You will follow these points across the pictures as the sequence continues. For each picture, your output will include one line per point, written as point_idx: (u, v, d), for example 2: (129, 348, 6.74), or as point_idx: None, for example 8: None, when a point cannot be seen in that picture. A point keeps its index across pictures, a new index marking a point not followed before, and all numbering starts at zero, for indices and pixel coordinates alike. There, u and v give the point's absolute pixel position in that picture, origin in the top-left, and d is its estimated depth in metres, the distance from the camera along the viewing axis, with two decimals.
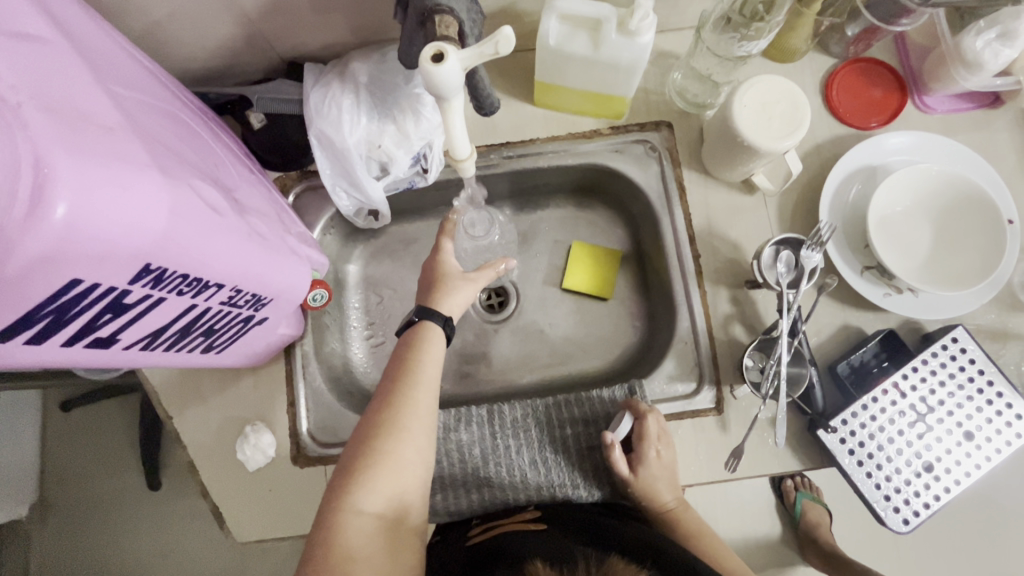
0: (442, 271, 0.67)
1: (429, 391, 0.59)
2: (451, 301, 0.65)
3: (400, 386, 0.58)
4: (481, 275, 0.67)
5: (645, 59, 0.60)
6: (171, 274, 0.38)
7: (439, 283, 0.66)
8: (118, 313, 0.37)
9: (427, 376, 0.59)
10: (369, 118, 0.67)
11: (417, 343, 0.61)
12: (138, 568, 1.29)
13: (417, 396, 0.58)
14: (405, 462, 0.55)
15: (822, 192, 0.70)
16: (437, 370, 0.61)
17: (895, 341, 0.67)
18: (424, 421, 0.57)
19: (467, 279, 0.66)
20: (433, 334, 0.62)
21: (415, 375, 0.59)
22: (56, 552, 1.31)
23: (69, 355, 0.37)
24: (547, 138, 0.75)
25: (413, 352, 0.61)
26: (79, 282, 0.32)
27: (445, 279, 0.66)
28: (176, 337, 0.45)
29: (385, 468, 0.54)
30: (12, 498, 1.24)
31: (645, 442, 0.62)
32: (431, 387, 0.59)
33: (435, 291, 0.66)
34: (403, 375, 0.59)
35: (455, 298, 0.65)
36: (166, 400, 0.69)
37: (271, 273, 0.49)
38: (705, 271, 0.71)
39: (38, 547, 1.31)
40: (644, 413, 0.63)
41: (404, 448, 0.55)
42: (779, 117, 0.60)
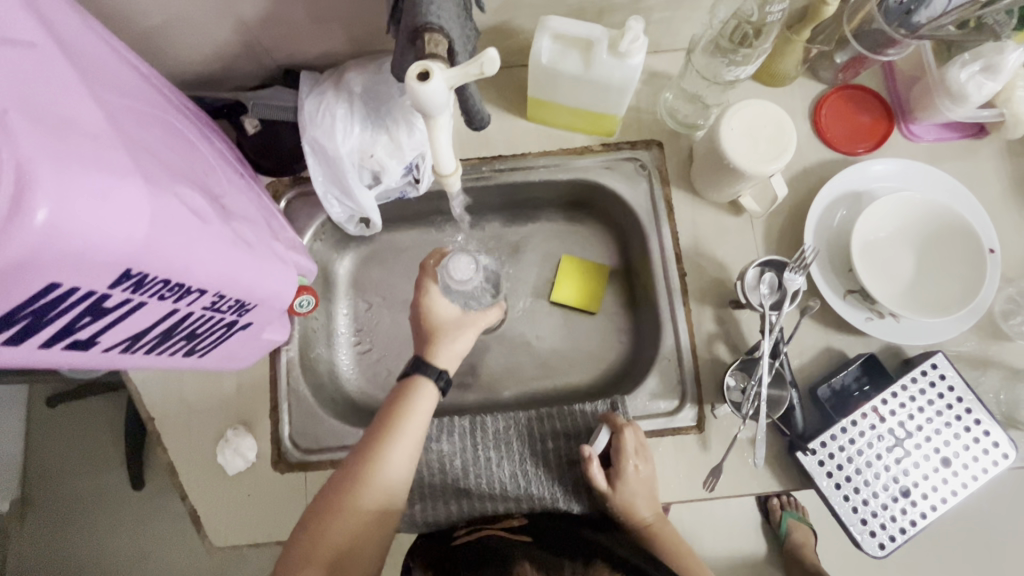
0: (434, 317, 0.67)
1: (413, 437, 0.59)
2: (449, 349, 0.66)
3: (389, 422, 0.59)
4: (479, 317, 0.70)
5: (635, 80, 0.61)
6: (151, 279, 0.38)
7: (433, 331, 0.66)
8: (97, 316, 0.37)
9: (414, 416, 0.60)
10: (363, 126, 0.68)
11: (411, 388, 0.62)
12: (116, 569, 1.28)
13: (401, 432, 0.58)
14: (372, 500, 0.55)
15: (808, 216, 0.71)
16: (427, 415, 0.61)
17: (876, 365, 0.67)
18: (404, 462, 0.58)
19: (463, 324, 0.68)
20: (426, 387, 0.62)
21: (401, 417, 0.59)
22: (35, 551, 1.30)
23: (47, 356, 0.37)
24: (539, 153, 0.76)
25: (405, 393, 0.61)
26: (58, 286, 0.33)
27: (439, 327, 0.67)
28: (157, 341, 0.45)
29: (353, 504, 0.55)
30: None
31: (622, 458, 0.62)
32: (417, 428, 0.59)
33: (430, 341, 0.66)
34: (393, 413, 0.59)
35: (450, 349, 0.66)
36: (150, 400, 0.68)
37: (255, 279, 0.49)
38: (691, 289, 0.72)
39: (17, 543, 1.30)
40: (621, 426, 0.64)
41: (374, 488, 0.56)
42: (766, 140, 0.61)
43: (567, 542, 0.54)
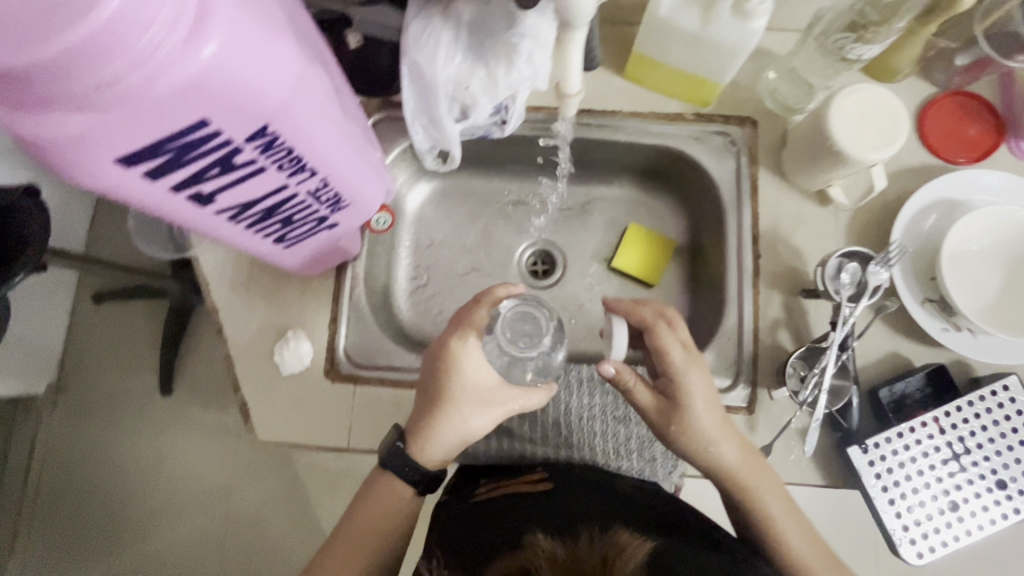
0: (454, 381, 0.54)
1: (443, 448, 0.56)
2: (455, 423, 0.55)
3: (427, 408, 0.55)
4: (504, 399, 0.56)
5: (752, 45, 0.60)
6: (279, 144, 0.39)
7: (443, 406, 0.54)
8: (225, 170, 0.38)
9: (452, 408, 0.55)
10: (464, 57, 0.67)
11: (441, 405, 0.55)
12: (135, 467, 1.31)
13: (436, 425, 0.55)
14: (381, 504, 0.58)
15: (898, 216, 0.69)
16: (467, 403, 0.55)
17: (944, 377, 0.65)
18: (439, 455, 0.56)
19: (485, 402, 0.55)
20: (398, 484, 0.58)
21: (442, 408, 0.55)
22: (61, 437, 1.33)
23: (171, 203, 0.39)
24: (630, 113, 0.75)
25: (444, 381, 0.54)
26: (206, 126, 0.34)
27: (453, 401, 0.54)
28: (260, 217, 0.46)
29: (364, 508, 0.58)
30: (30, 373, 1.26)
31: (672, 369, 0.56)
32: (458, 417, 0.55)
33: (437, 406, 0.55)
34: (435, 398, 0.55)
35: (456, 424, 0.55)
36: (218, 292, 0.71)
37: (357, 176, 0.50)
38: (762, 272, 0.71)
39: (46, 426, 1.33)
40: (656, 326, 0.57)
41: (382, 493, 0.58)
42: (876, 127, 0.59)
43: (594, 510, 0.55)
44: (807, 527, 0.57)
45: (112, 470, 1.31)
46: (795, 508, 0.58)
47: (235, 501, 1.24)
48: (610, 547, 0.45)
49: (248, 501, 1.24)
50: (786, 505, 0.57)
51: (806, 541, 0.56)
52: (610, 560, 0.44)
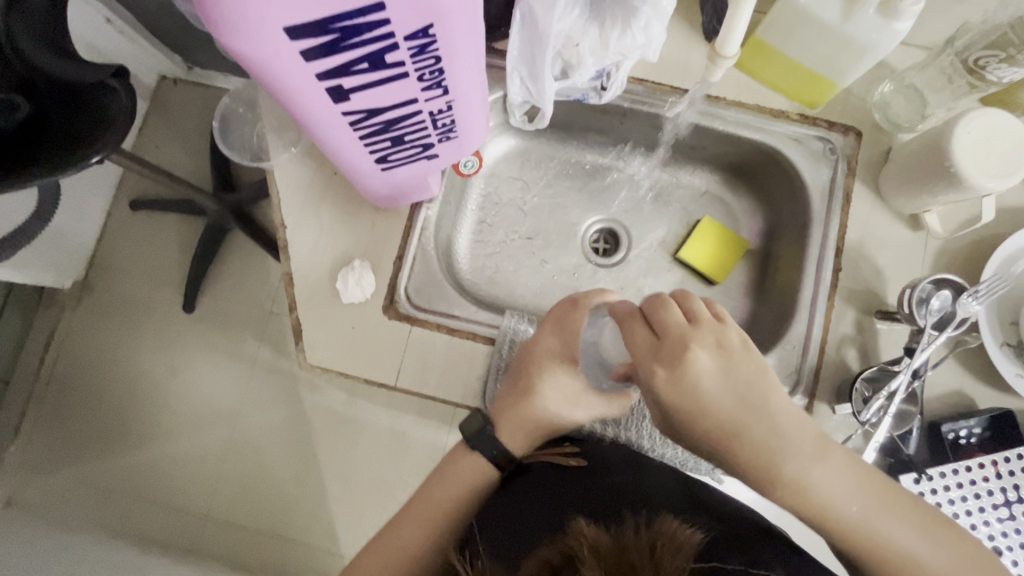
0: (548, 378, 0.59)
1: (519, 436, 0.61)
2: (540, 413, 0.60)
3: (516, 395, 0.60)
4: (588, 404, 0.60)
5: (887, 47, 0.58)
6: (431, 52, 0.37)
7: (532, 397, 0.59)
8: (373, 67, 0.36)
9: (539, 399, 0.59)
10: (581, 11, 0.64)
11: (530, 395, 0.60)
12: (141, 378, 1.26)
13: (519, 409, 0.60)
14: (451, 476, 0.61)
15: (993, 254, 0.66)
16: (556, 400, 0.60)
17: (1008, 424, 0.64)
18: (516, 439, 0.61)
19: (571, 402, 0.60)
20: (476, 461, 0.61)
21: (531, 398, 0.60)
22: (73, 335, 1.29)
23: (309, 90, 0.37)
24: (734, 103, 0.73)
25: (538, 378, 0.59)
26: (378, 10, 0.32)
27: (541, 395, 0.59)
28: (376, 129, 0.45)
29: (437, 481, 0.61)
30: (57, 267, 1.25)
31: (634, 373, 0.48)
32: (542, 411, 0.60)
33: (525, 394, 0.60)
34: (525, 387, 0.60)
35: (541, 414, 0.60)
36: (289, 209, 0.69)
37: (476, 110, 0.48)
38: (839, 287, 0.69)
39: (59, 321, 1.30)
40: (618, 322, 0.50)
41: (455, 468, 0.61)
42: (999, 154, 0.57)
43: (629, 501, 0.52)
44: (939, 530, 0.46)
45: (118, 377, 1.27)
46: (912, 515, 0.46)
47: (240, 429, 1.20)
48: (659, 535, 0.41)
49: (253, 431, 1.20)
50: (898, 515, 0.46)
51: (927, 547, 0.45)
52: (658, 547, 0.40)
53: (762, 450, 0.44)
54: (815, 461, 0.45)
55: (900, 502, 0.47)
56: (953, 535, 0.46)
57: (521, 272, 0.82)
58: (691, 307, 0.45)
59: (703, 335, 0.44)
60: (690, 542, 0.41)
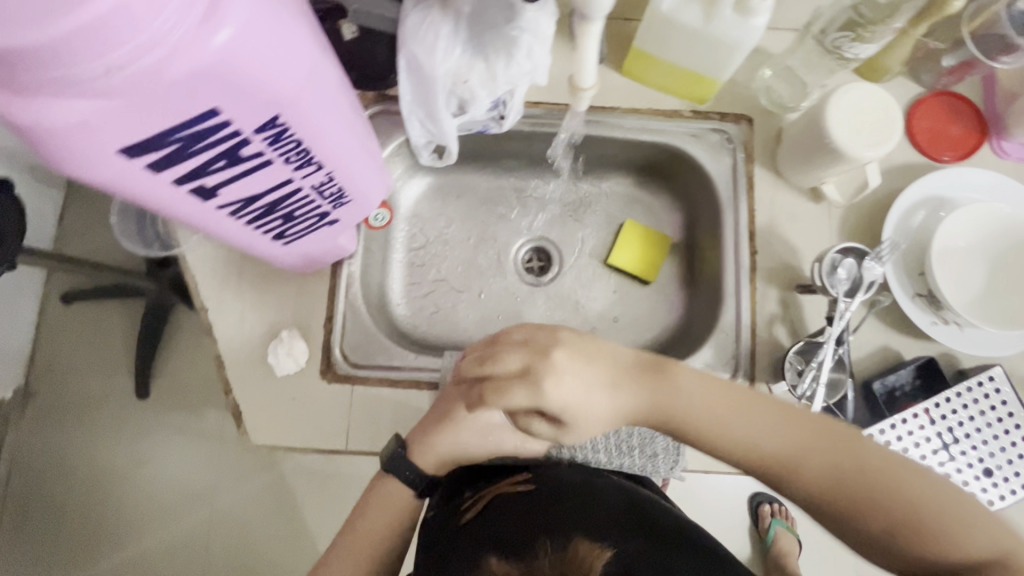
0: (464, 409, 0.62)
1: (441, 458, 0.64)
2: (456, 440, 0.63)
3: (432, 426, 0.63)
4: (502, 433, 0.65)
5: (751, 42, 0.60)
6: (288, 137, 0.37)
7: (448, 426, 0.63)
8: (231, 163, 0.36)
9: (459, 428, 0.63)
10: (463, 50, 0.66)
11: (451, 425, 0.63)
12: (103, 478, 1.21)
13: (442, 437, 0.63)
14: (390, 494, 0.63)
15: (889, 212, 0.70)
16: (474, 429, 0.63)
17: (933, 370, 0.67)
18: (439, 463, 0.64)
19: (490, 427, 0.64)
20: (399, 486, 0.64)
21: (452, 426, 0.62)
22: (23, 446, 1.23)
23: (172, 196, 0.37)
24: (628, 110, 0.75)
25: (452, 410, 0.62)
26: (214, 114, 0.32)
27: (456, 425, 0.62)
28: (261, 212, 0.45)
29: (372, 511, 0.63)
30: None
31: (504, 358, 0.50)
32: (461, 437, 0.63)
33: (443, 425, 0.63)
34: (444, 420, 0.63)
35: (455, 442, 0.63)
36: (209, 291, 0.68)
37: (361, 171, 0.49)
38: (759, 269, 0.71)
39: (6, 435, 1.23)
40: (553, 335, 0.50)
41: (382, 492, 0.64)
42: (872, 123, 0.61)
43: (568, 522, 0.52)
44: (835, 446, 0.47)
45: (79, 481, 1.21)
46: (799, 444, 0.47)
47: (216, 509, 1.16)
48: (571, 561, 0.45)
49: (231, 510, 1.16)
50: (761, 420, 0.48)
51: (780, 448, 0.48)
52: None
53: (628, 415, 0.50)
54: (665, 381, 0.49)
55: (788, 429, 0.48)
56: (810, 425, 0.48)
57: (460, 305, 0.83)
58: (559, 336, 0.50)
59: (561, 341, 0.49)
60: (601, 556, 0.47)
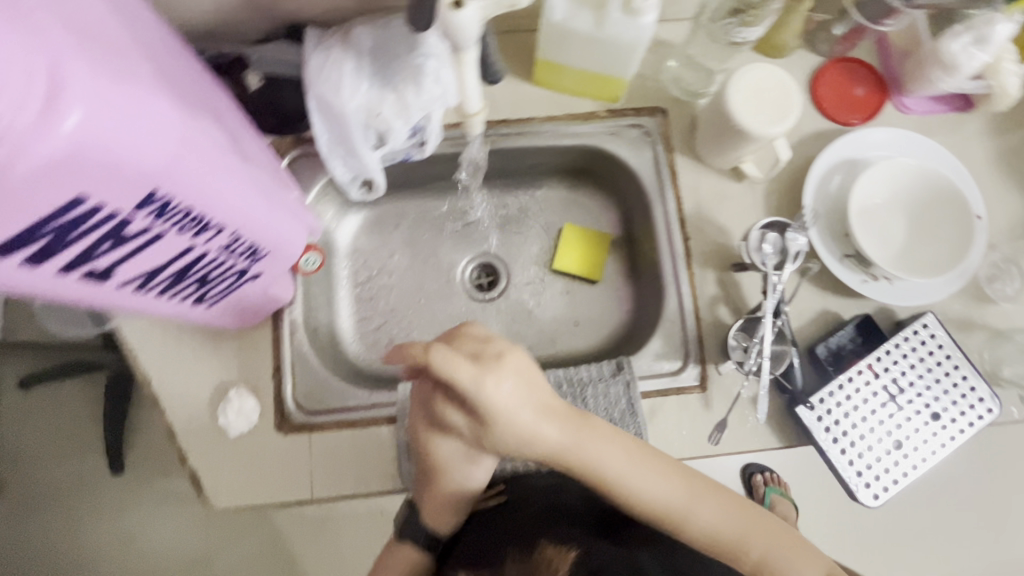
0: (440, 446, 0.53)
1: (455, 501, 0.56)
2: (457, 481, 0.55)
3: (426, 478, 0.56)
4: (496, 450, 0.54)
5: (645, 40, 0.62)
6: (174, 208, 0.37)
7: (436, 473, 0.55)
8: (118, 243, 0.36)
9: (445, 466, 0.54)
10: (370, 84, 0.66)
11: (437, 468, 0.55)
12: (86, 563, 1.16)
13: (439, 486, 0.55)
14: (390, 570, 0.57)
15: (807, 181, 0.72)
16: (466, 462, 0.54)
17: (871, 326, 0.69)
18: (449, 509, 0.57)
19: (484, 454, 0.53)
20: (410, 551, 0.57)
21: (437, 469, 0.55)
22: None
23: (62, 287, 0.36)
24: (545, 118, 0.76)
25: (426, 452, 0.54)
26: (82, 202, 0.32)
27: (442, 469, 0.54)
28: (170, 281, 0.44)
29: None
30: None
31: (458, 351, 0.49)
32: (460, 477, 0.54)
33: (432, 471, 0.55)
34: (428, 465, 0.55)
35: (458, 482, 0.55)
36: (150, 361, 0.67)
37: (270, 222, 0.49)
38: (694, 253, 0.73)
39: None
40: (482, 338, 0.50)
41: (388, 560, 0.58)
42: (771, 101, 0.63)
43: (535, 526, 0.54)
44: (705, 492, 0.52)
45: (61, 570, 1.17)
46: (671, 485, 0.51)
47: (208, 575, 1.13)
48: None
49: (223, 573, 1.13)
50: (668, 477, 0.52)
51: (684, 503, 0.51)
52: None
53: (551, 453, 0.50)
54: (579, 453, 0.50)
55: (668, 479, 0.52)
56: (718, 494, 0.52)
57: (414, 333, 0.83)
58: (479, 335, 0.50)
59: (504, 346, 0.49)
60: (566, 558, 0.48)
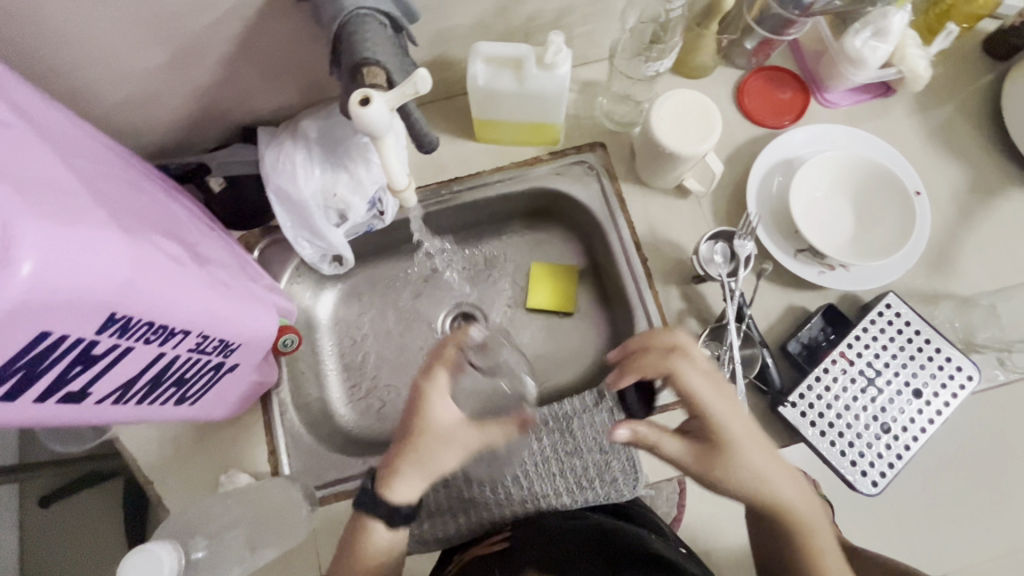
0: (432, 413, 0.58)
1: (448, 403, 0.59)
2: (443, 454, 0.57)
3: (416, 407, 0.58)
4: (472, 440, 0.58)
5: (567, 88, 0.67)
6: (137, 322, 0.41)
7: (414, 443, 0.57)
8: (88, 364, 0.39)
9: (437, 416, 0.58)
10: (322, 168, 0.71)
11: (423, 406, 0.59)
12: None
13: (435, 423, 0.58)
14: (441, 456, 0.57)
15: (748, 187, 0.75)
16: (448, 404, 0.59)
17: (836, 314, 0.70)
18: (445, 426, 0.58)
19: (455, 436, 0.58)
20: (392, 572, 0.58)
21: (429, 410, 0.58)
22: None
23: (42, 412, 0.39)
24: (493, 169, 0.81)
25: (422, 400, 0.59)
26: (48, 334, 0.35)
27: (423, 444, 0.57)
28: (147, 389, 0.47)
29: (424, 458, 0.57)
30: None
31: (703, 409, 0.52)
32: (444, 421, 0.58)
33: (408, 449, 0.57)
34: (416, 418, 0.58)
35: (442, 457, 0.57)
36: (152, 460, 0.70)
37: (237, 320, 0.52)
38: (655, 272, 0.76)
39: None
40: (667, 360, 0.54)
41: (438, 450, 0.57)
42: (692, 122, 0.67)
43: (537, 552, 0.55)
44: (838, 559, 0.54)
45: None
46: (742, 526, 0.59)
47: None
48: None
49: None
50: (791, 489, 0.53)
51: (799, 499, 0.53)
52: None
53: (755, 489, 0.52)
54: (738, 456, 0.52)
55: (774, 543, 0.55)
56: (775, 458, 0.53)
57: (403, 393, 0.84)
58: (670, 351, 0.54)
59: (703, 367, 0.53)
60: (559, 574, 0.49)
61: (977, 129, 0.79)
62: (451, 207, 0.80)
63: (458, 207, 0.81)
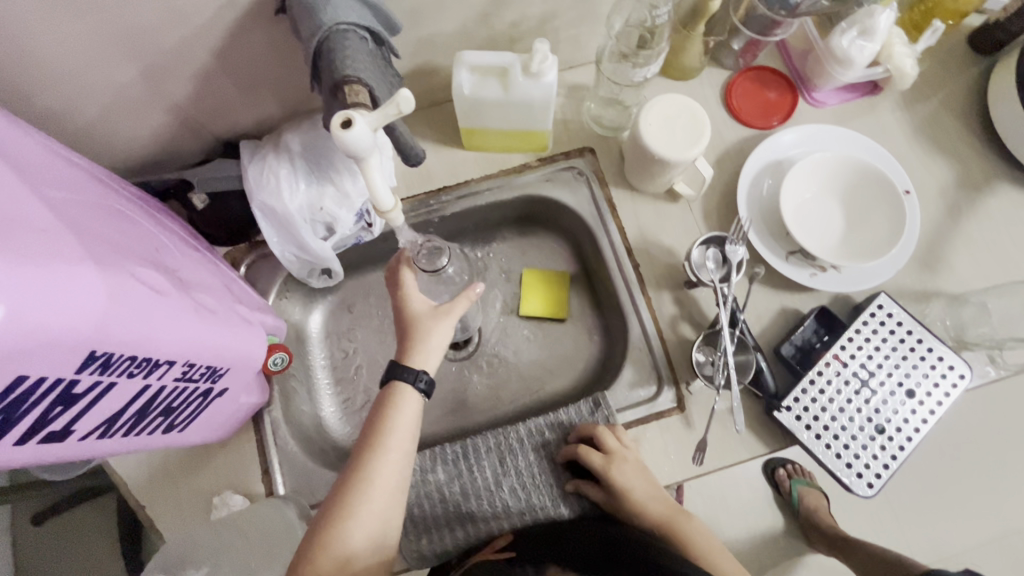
0: (411, 304, 0.60)
1: (408, 414, 0.56)
2: (422, 352, 0.58)
3: (366, 448, 0.54)
4: (455, 304, 0.60)
5: (554, 95, 0.66)
6: (118, 358, 0.40)
7: (412, 334, 0.58)
8: (69, 403, 0.38)
9: (399, 433, 0.55)
10: (308, 183, 0.70)
11: (388, 405, 0.56)
12: None
13: (382, 457, 0.54)
14: (379, 502, 0.53)
15: (738, 190, 0.75)
16: (414, 416, 0.57)
17: (830, 316, 0.70)
18: (397, 456, 0.55)
19: (440, 312, 0.59)
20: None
21: (388, 422, 0.55)
22: None
23: (24, 453, 0.38)
24: (481, 177, 0.80)
25: (382, 415, 0.56)
26: (24, 377, 0.34)
27: (417, 325, 0.59)
28: (133, 420, 0.46)
29: (370, 493, 0.53)
30: None
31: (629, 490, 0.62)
32: (407, 432, 0.56)
33: (405, 342, 0.59)
34: (372, 436, 0.55)
35: (426, 345, 0.58)
36: (143, 485, 0.68)
37: (223, 344, 0.51)
38: (647, 278, 0.75)
39: None
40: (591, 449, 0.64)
41: (378, 476, 0.54)
42: (681, 127, 0.66)
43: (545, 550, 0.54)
44: None
45: None
46: None
47: None
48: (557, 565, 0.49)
49: None
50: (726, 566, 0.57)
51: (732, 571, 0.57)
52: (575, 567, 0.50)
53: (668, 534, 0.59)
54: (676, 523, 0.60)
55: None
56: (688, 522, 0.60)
57: None
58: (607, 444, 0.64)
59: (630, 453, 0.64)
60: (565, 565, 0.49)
61: (965, 125, 0.79)
62: (440, 216, 0.79)
63: (448, 217, 0.80)
